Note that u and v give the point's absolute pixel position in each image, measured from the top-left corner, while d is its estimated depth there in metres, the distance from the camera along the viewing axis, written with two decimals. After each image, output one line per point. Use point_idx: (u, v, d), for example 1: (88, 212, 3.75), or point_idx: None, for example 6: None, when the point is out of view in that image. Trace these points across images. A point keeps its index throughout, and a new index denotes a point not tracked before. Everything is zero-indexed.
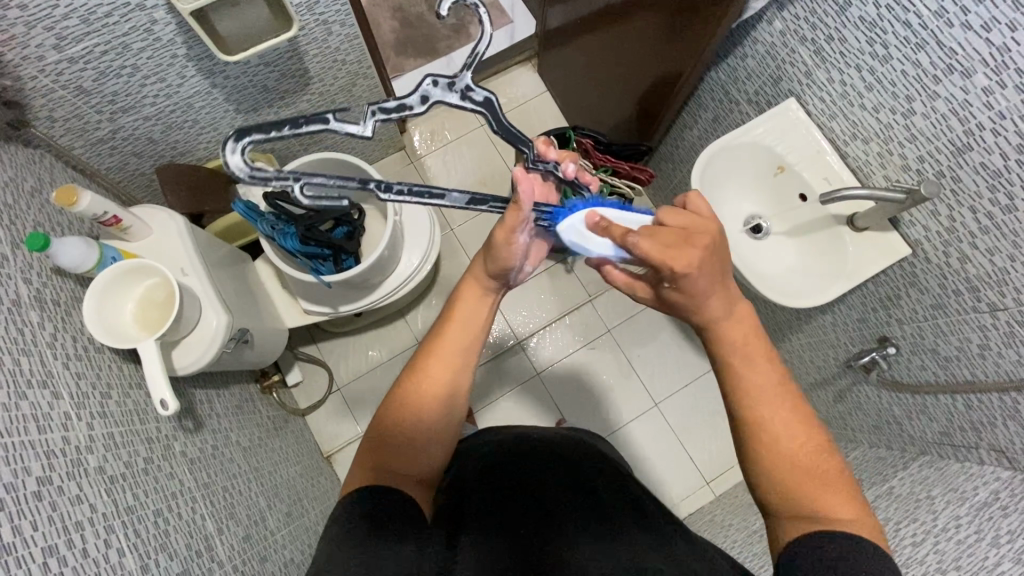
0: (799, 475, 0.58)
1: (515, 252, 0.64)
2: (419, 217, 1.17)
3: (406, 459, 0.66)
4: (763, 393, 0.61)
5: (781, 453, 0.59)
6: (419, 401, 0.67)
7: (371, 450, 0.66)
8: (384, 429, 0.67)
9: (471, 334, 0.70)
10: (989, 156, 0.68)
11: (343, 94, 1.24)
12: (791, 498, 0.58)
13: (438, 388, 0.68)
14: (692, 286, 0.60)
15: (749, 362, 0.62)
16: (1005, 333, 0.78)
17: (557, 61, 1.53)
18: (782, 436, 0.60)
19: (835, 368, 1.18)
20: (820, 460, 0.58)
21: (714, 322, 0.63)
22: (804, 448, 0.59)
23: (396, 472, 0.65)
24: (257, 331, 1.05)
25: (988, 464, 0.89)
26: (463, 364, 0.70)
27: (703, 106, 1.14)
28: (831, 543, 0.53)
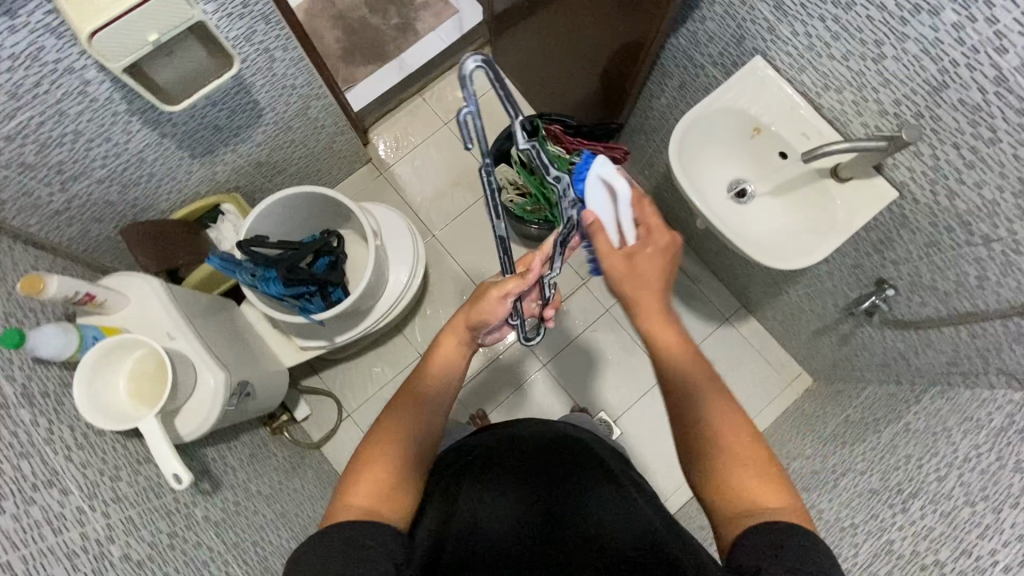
0: (741, 473, 0.63)
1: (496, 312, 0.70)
2: (401, 238, 1.15)
3: (389, 493, 0.64)
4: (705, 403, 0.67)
5: (721, 445, 0.65)
6: (396, 436, 0.68)
7: (351, 487, 0.65)
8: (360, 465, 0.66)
9: (448, 377, 0.75)
10: (967, 92, 0.66)
11: (298, 120, 1.20)
12: (726, 498, 0.63)
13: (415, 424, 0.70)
14: (652, 258, 0.64)
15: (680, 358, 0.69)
16: (1002, 264, 0.78)
17: (511, 46, 1.48)
18: (718, 430, 0.65)
19: (836, 315, 1.18)
20: (756, 456, 0.64)
21: (649, 315, 0.67)
22: (741, 442, 0.65)
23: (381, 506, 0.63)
24: (257, 379, 1.02)
25: (998, 388, 0.91)
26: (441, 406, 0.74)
27: (668, 74, 1.11)
28: (766, 538, 0.56)
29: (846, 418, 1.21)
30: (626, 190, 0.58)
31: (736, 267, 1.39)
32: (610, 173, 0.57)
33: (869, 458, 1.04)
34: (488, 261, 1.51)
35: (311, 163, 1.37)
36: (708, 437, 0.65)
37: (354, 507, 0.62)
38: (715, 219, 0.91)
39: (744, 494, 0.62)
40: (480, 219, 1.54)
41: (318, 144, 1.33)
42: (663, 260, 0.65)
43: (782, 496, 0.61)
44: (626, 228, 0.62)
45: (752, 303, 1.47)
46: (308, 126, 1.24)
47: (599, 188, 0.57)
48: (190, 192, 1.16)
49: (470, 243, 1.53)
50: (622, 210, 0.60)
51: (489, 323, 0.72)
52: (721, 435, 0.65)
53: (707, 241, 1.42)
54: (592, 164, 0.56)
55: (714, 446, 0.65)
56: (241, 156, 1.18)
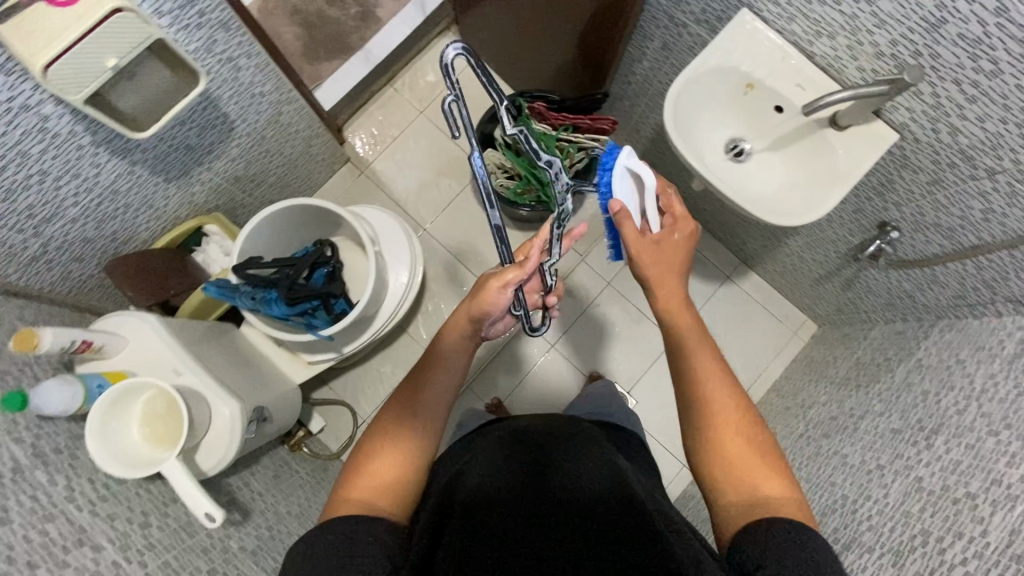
0: (740, 462, 0.64)
1: (500, 299, 0.73)
2: (396, 240, 1.13)
3: (384, 488, 0.66)
4: (715, 385, 0.68)
5: (720, 436, 0.65)
6: (395, 428, 0.70)
7: (351, 483, 0.66)
8: (357, 465, 0.68)
9: (448, 377, 0.77)
10: (966, 25, 0.65)
11: (271, 128, 1.15)
12: (733, 487, 0.63)
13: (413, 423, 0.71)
14: (674, 244, 0.73)
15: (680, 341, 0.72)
16: (1007, 195, 0.78)
17: (480, 24, 1.43)
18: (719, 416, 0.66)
19: (839, 261, 1.19)
20: (756, 446, 0.65)
21: (668, 302, 0.72)
22: (744, 434, 0.65)
23: (377, 501, 0.64)
24: (271, 403, 0.99)
25: (1006, 314, 0.93)
26: (440, 397, 0.75)
27: (649, 36, 1.07)
28: (772, 527, 0.55)
29: (857, 361, 1.23)
30: (652, 182, 0.70)
31: (733, 224, 1.38)
32: (633, 164, 0.69)
33: (886, 399, 1.06)
34: (483, 249, 1.49)
35: (289, 171, 1.32)
36: (707, 421, 0.66)
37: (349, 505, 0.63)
38: (717, 182, 0.89)
39: (746, 484, 0.62)
40: (470, 206, 1.50)
41: (294, 150, 1.28)
42: (688, 245, 0.73)
43: (784, 488, 0.62)
44: (649, 217, 0.72)
45: (752, 257, 1.46)
46: (281, 133, 1.19)
47: (626, 176, 0.69)
48: (170, 217, 1.11)
49: (462, 233, 1.49)
50: (646, 199, 0.71)
51: (492, 312, 0.75)
52: (727, 420, 0.66)
53: (701, 201, 1.41)
54: (619, 156, 0.68)
55: (713, 431, 0.66)
56: (217, 173, 1.12)
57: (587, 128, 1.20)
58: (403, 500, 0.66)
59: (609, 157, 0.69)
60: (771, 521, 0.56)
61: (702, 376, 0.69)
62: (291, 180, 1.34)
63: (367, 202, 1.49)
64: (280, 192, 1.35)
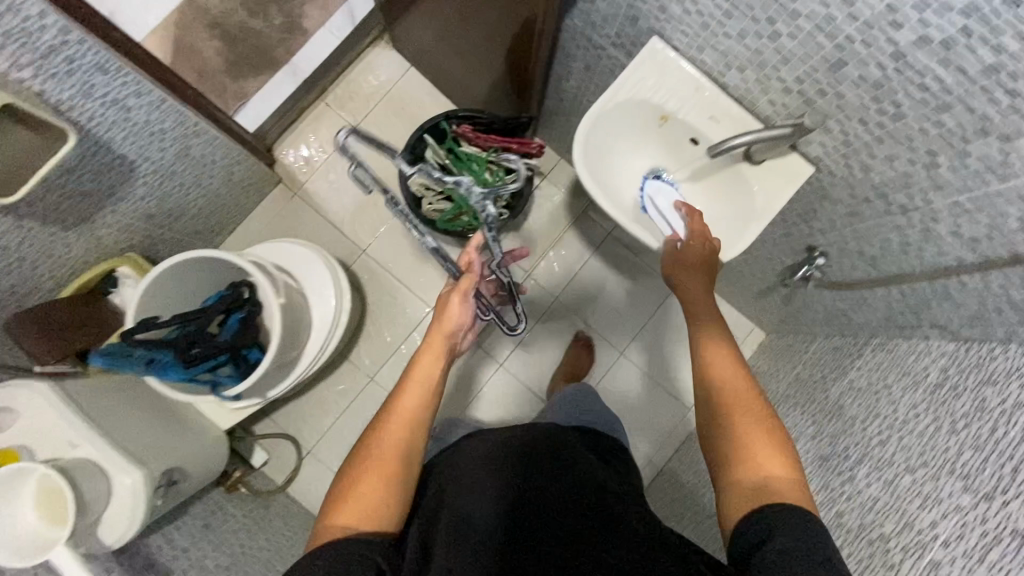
0: (755, 450, 0.64)
1: (461, 312, 0.83)
2: (319, 278, 1.09)
3: (375, 506, 0.66)
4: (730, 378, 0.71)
5: (734, 426, 0.67)
6: (381, 453, 0.69)
7: (340, 504, 0.66)
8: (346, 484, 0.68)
9: (428, 393, 0.76)
10: (866, 68, 0.61)
11: (182, 162, 1.09)
12: (746, 474, 0.63)
13: (401, 435, 0.71)
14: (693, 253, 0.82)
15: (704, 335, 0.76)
16: (921, 232, 0.76)
17: (409, 34, 1.36)
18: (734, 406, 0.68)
19: (776, 278, 1.17)
20: (770, 436, 0.65)
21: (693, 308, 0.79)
22: (756, 424, 0.66)
23: (369, 520, 0.65)
24: (189, 459, 0.96)
25: (933, 339, 0.94)
26: (421, 416, 0.74)
27: (571, 56, 1.02)
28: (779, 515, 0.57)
29: (797, 376, 1.23)
30: (664, 204, 0.89)
31: None
32: (659, 188, 0.91)
33: (818, 421, 1.07)
34: (425, 269, 1.45)
35: (211, 201, 1.26)
36: (726, 410, 0.68)
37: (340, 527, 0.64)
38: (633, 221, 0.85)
39: (761, 471, 0.62)
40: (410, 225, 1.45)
41: (214, 180, 1.22)
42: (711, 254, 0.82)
43: (794, 481, 0.61)
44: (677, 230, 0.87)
45: None
46: (195, 166, 1.13)
47: (650, 202, 0.90)
48: (77, 262, 1.05)
49: (403, 253, 1.45)
50: (674, 215, 0.88)
51: (461, 324, 0.84)
52: (743, 410, 0.68)
53: None
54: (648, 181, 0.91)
55: (726, 419, 0.67)
56: (125, 214, 1.07)
57: (515, 150, 1.16)
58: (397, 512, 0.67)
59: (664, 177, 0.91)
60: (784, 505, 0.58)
61: (718, 370, 0.72)
62: (215, 209, 1.29)
63: (302, 225, 1.44)
64: (205, 222, 1.30)
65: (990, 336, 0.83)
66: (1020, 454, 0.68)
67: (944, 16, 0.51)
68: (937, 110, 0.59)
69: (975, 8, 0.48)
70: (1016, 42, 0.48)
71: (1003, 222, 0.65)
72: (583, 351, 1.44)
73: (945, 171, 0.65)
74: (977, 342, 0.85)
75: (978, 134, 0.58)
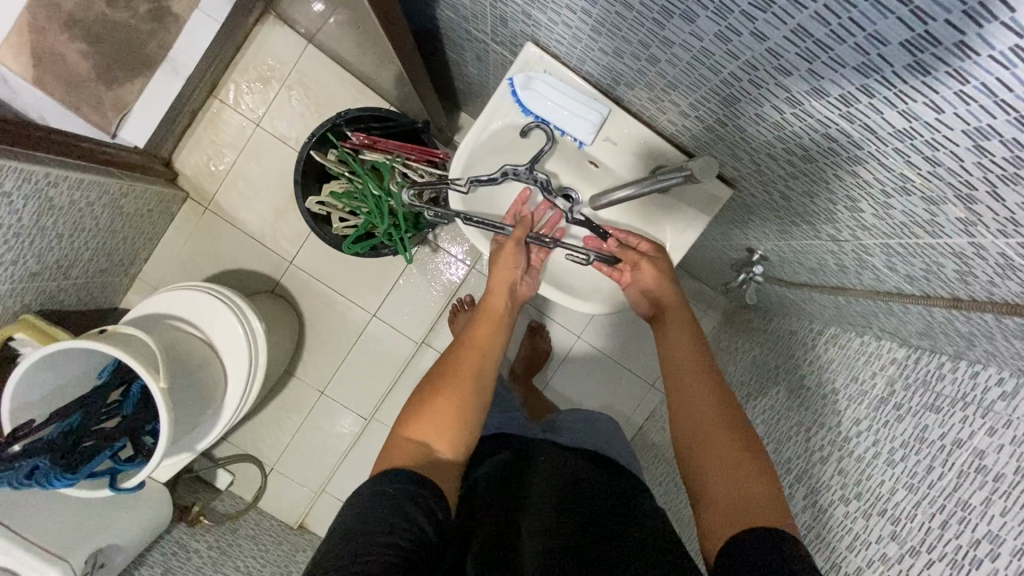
0: (731, 479, 0.63)
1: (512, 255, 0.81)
2: (226, 325, 1.01)
3: (447, 429, 0.64)
4: (698, 409, 0.69)
5: (708, 461, 0.65)
6: (451, 375, 0.69)
7: (411, 423, 0.64)
8: (418, 407, 0.66)
9: (496, 328, 0.77)
10: (762, 108, 0.49)
11: (48, 214, 0.98)
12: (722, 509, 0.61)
13: (478, 358, 0.72)
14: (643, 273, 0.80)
15: (684, 367, 0.73)
16: (856, 260, 0.66)
17: (291, 11, 1.16)
18: (711, 440, 0.66)
19: (724, 264, 1.06)
20: (738, 458, 0.64)
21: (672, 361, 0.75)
22: (732, 451, 0.65)
23: (435, 446, 0.63)
24: (116, 538, 0.95)
25: (885, 341, 0.82)
26: (496, 335, 0.76)
27: (461, 45, 0.86)
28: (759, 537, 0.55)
29: (757, 360, 1.17)
30: (546, 99, 0.69)
31: None
32: (532, 87, 0.69)
33: (767, 419, 1.02)
34: (361, 272, 1.37)
35: (107, 239, 1.16)
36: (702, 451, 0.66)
37: (407, 452, 0.61)
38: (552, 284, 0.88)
39: (742, 500, 0.61)
40: None
41: (100, 216, 1.10)
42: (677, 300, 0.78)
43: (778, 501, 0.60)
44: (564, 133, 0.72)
45: None
46: (63, 214, 1.01)
47: (534, 97, 0.69)
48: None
49: (333, 257, 1.36)
50: (552, 117, 0.70)
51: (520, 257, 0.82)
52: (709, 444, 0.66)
53: None
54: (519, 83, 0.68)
55: (705, 455, 0.66)
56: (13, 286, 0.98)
57: (416, 158, 1.07)
58: (462, 446, 0.65)
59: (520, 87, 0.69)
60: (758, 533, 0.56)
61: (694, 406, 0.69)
62: (114, 242, 1.18)
63: (222, 240, 1.34)
64: (108, 257, 1.20)
65: (938, 348, 0.71)
66: (951, 506, 0.61)
67: (837, 71, 0.38)
68: (850, 161, 0.47)
69: (873, 68, 0.35)
70: (929, 112, 0.35)
71: (940, 270, 0.54)
72: (541, 336, 1.35)
73: (868, 215, 0.54)
74: (928, 352, 0.74)
75: (898, 191, 0.46)
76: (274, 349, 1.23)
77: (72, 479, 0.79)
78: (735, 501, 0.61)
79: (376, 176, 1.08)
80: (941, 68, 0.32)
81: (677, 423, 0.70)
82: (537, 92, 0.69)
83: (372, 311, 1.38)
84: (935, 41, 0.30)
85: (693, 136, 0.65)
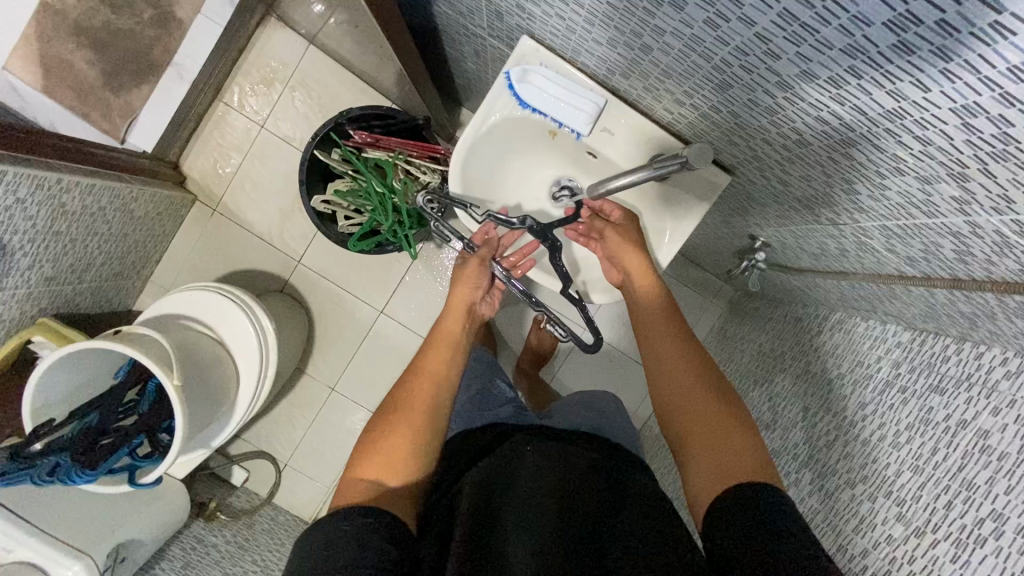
0: (707, 438, 0.65)
1: (470, 281, 0.86)
2: (235, 322, 1.03)
3: (394, 462, 0.66)
4: (673, 375, 0.72)
5: (688, 423, 0.68)
6: (402, 408, 0.72)
7: (363, 461, 0.66)
8: (369, 438, 0.69)
9: (451, 351, 0.80)
10: (754, 93, 0.49)
11: (61, 220, 1.00)
12: (703, 471, 0.63)
13: (430, 385, 0.75)
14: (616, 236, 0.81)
15: (658, 336, 0.76)
16: (857, 243, 0.66)
17: (292, 13, 1.17)
18: (688, 405, 0.69)
19: (728, 252, 1.06)
20: (718, 417, 0.66)
21: (648, 328, 0.77)
22: (710, 413, 0.67)
23: (385, 481, 0.64)
24: (136, 533, 0.98)
25: (890, 325, 0.82)
26: (452, 360, 0.79)
27: (459, 41, 0.87)
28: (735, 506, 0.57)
29: (763, 348, 1.17)
30: (541, 89, 0.69)
31: None
32: (528, 78, 0.69)
33: (773, 406, 1.02)
34: (368, 269, 1.38)
35: (119, 243, 1.19)
36: (682, 414, 0.69)
37: (358, 491, 0.63)
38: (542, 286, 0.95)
39: (721, 459, 0.63)
40: None
41: (110, 220, 1.13)
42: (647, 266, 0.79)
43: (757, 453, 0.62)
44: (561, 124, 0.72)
45: None
46: (76, 218, 1.04)
47: (529, 88, 0.70)
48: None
49: (340, 255, 1.37)
50: (548, 108, 0.70)
51: (477, 284, 0.86)
52: (686, 408, 0.69)
53: None
54: (514, 75, 0.69)
55: (682, 419, 0.68)
56: (30, 291, 1.00)
57: (418, 155, 1.08)
58: (410, 473, 0.67)
59: (514, 80, 0.70)
60: (745, 505, 0.56)
61: (671, 372, 0.72)
62: (126, 245, 1.21)
63: (230, 241, 1.36)
64: (121, 260, 1.22)
65: (943, 330, 0.71)
66: (956, 486, 0.61)
67: (824, 53, 0.38)
68: (843, 143, 0.47)
69: (859, 49, 0.36)
70: (916, 91, 0.36)
71: (938, 250, 0.54)
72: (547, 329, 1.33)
73: (866, 197, 0.54)
74: (933, 334, 0.73)
75: (893, 171, 0.46)
76: (284, 346, 1.25)
77: (93, 476, 0.82)
78: (715, 462, 0.63)
79: (379, 173, 1.09)
80: (925, 47, 0.32)
81: (659, 393, 0.73)
82: (532, 84, 0.69)
83: (380, 308, 1.39)
84: (916, 19, 0.31)
85: (689, 123, 0.65)
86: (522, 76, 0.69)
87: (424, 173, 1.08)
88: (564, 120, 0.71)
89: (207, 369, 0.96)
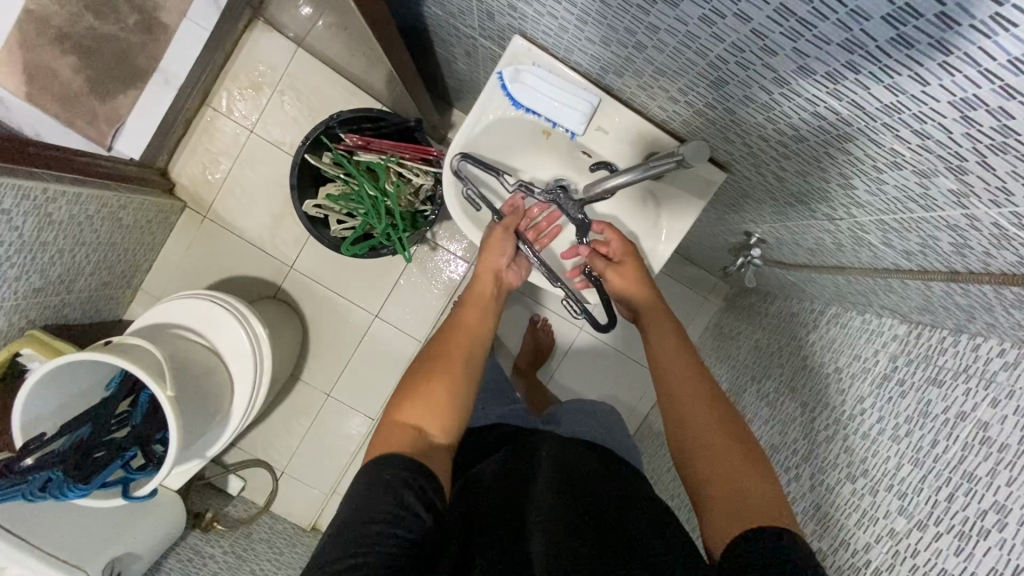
0: (728, 479, 0.62)
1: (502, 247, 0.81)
2: (228, 331, 1.02)
3: (439, 410, 0.65)
4: (689, 412, 0.69)
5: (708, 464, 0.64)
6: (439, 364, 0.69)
7: (404, 407, 0.64)
8: (407, 392, 0.66)
9: (485, 311, 0.78)
10: (750, 90, 0.49)
11: (47, 229, 0.98)
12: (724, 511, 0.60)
13: (467, 343, 0.73)
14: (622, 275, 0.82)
15: (672, 372, 0.73)
16: (853, 238, 0.66)
17: (279, 16, 1.16)
18: (708, 445, 0.66)
19: (723, 248, 1.07)
20: (736, 455, 0.64)
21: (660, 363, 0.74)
22: (727, 452, 0.64)
23: (428, 428, 0.63)
24: (130, 546, 0.96)
25: (886, 317, 0.83)
26: (484, 327, 0.76)
27: (449, 41, 0.86)
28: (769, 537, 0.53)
29: (760, 343, 1.17)
30: (533, 91, 0.70)
31: None
32: (518, 81, 0.70)
33: (771, 402, 1.03)
34: (362, 274, 1.37)
35: (108, 251, 1.17)
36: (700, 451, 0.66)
37: (399, 434, 0.61)
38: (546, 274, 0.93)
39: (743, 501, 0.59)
40: None
41: (99, 228, 1.11)
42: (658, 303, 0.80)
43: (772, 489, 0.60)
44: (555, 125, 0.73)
45: None
46: (64, 228, 1.02)
47: (522, 90, 0.70)
48: None
49: (334, 259, 1.36)
50: (542, 109, 0.71)
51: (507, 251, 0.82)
52: (705, 449, 0.65)
53: None
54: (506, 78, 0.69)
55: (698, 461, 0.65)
56: (18, 303, 0.99)
57: (412, 157, 1.06)
58: (455, 430, 0.65)
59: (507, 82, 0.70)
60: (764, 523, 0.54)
61: (686, 407, 0.69)
62: (115, 253, 1.19)
63: (222, 248, 1.35)
64: (110, 268, 1.21)
65: (939, 323, 0.72)
66: (956, 480, 0.61)
67: (821, 48, 0.38)
68: (840, 138, 0.47)
69: (857, 43, 0.35)
70: (915, 85, 0.35)
71: (936, 244, 0.53)
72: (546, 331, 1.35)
73: (862, 191, 0.54)
74: (929, 327, 0.74)
75: (890, 166, 0.46)
76: (278, 352, 1.23)
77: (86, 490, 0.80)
78: (738, 503, 0.59)
79: (371, 176, 1.08)
80: (924, 40, 0.32)
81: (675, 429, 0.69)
82: (524, 86, 0.70)
83: (375, 312, 1.38)
84: (916, 13, 0.30)
85: (684, 120, 0.65)
86: (514, 78, 0.70)
87: (417, 176, 1.07)
88: (558, 120, 0.71)
89: (201, 381, 0.95)
